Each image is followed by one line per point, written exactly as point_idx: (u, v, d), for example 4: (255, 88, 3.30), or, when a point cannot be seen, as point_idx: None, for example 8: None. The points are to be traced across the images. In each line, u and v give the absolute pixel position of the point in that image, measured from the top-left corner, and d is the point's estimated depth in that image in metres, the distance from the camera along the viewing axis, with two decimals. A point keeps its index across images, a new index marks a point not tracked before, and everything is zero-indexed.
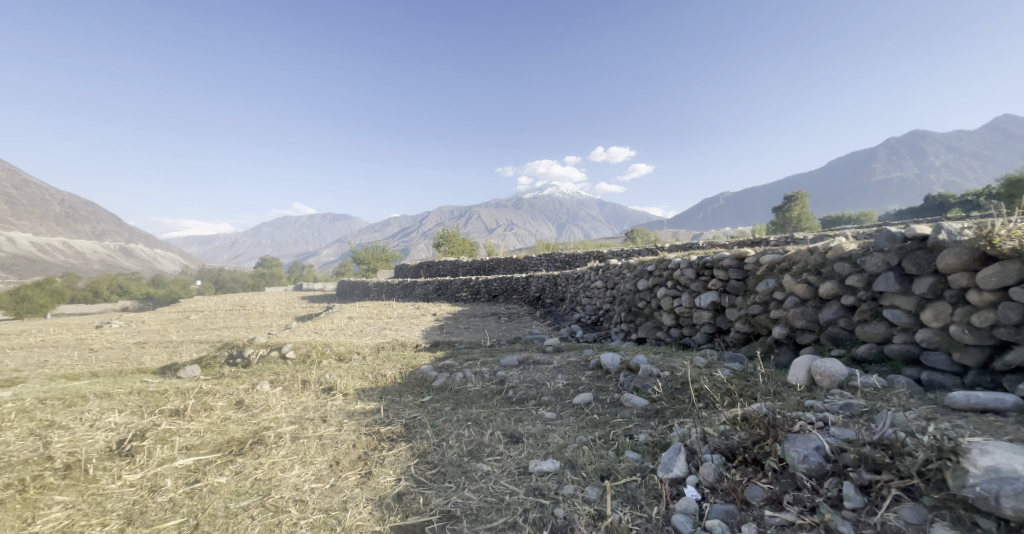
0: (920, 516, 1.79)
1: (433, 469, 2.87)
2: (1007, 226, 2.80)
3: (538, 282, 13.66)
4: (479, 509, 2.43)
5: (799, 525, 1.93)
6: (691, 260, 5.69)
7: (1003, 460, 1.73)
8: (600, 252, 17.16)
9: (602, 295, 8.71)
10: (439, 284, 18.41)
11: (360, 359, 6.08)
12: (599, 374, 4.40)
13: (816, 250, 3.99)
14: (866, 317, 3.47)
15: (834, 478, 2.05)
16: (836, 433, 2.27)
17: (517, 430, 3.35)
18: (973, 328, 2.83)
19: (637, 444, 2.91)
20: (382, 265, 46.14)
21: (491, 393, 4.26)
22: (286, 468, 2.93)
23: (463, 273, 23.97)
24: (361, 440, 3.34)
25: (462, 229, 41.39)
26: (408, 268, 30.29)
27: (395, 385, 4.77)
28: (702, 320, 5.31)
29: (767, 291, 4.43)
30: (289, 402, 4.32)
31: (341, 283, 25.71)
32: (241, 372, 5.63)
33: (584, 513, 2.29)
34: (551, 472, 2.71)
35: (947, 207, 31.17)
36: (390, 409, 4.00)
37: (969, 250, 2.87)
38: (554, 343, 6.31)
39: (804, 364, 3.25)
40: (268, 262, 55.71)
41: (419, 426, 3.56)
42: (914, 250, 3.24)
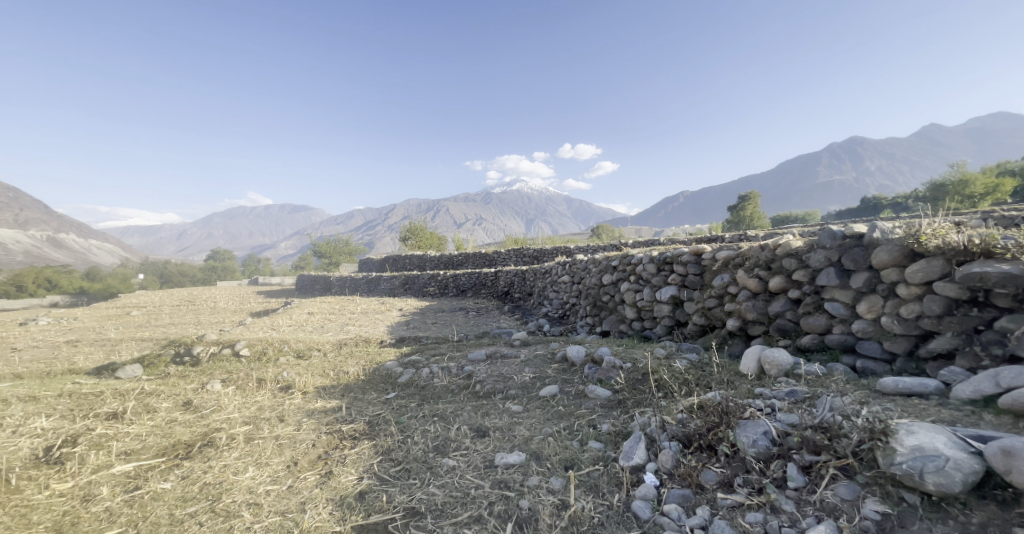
0: (853, 493, 1.94)
1: (397, 466, 2.82)
2: (932, 226, 3.07)
3: (506, 277, 13.69)
4: (444, 504, 2.42)
5: (748, 505, 2.05)
6: (653, 256, 5.88)
7: (926, 439, 1.90)
8: (567, 247, 17.41)
9: (568, 289, 8.85)
10: (405, 279, 18.10)
11: (321, 356, 5.89)
12: (565, 367, 4.46)
13: (766, 246, 4.20)
14: (810, 310, 3.72)
15: (779, 460, 2.19)
16: (782, 418, 2.42)
17: (483, 424, 3.35)
18: (902, 319, 3.08)
19: (600, 434, 2.98)
20: (346, 259, 44.81)
21: (458, 387, 4.24)
22: (239, 470, 2.79)
23: (430, 268, 23.65)
24: (321, 440, 3.24)
25: (429, 223, 40.99)
26: (373, 262, 29.54)
27: (358, 382, 4.64)
28: (662, 313, 5.51)
29: (722, 285, 4.64)
30: (242, 402, 4.12)
31: (301, 277, 24.72)
32: (189, 371, 5.31)
33: (548, 504, 2.32)
34: (516, 465, 2.74)
35: (881, 208, 33.93)
36: (353, 406, 3.90)
37: (899, 247, 3.13)
38: (521, 337, 6.35)
39: (754, 354, 3.43)
40: (222, 255, 52.76)
41: (383, 423, 3.50)
42: (853, 247, 3.50)
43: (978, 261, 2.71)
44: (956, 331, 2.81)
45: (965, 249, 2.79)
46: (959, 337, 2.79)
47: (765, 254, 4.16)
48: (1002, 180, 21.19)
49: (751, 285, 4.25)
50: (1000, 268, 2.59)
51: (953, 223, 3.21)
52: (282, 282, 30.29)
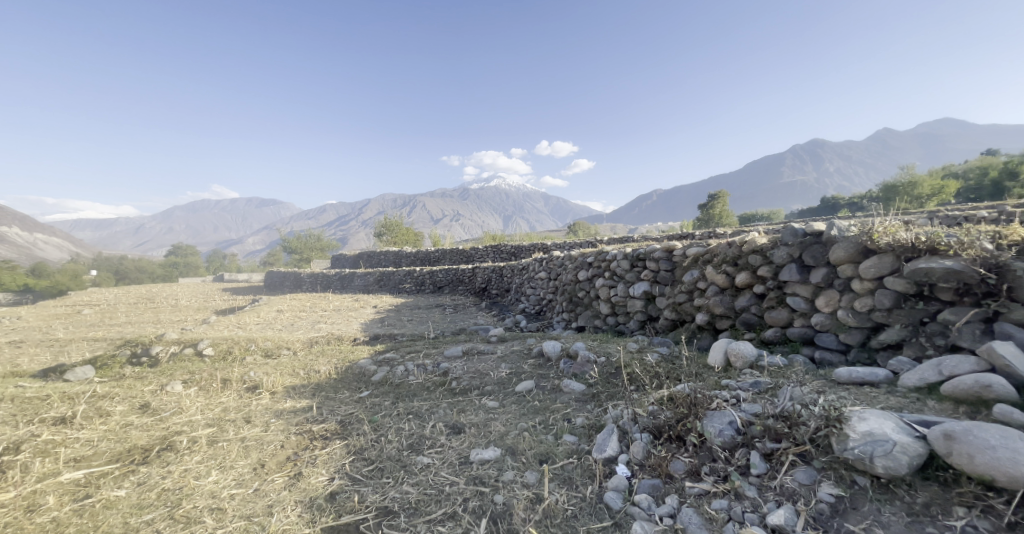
0: (810, 477, 2.03)
1: (370, 466, 2.78)
2: (884, 225, 3.25)
3: (483, 274, 13.66)
4: (418, 502, 2.40)
5: (713, 493, 2.12)
6: (627, 252, 5.99)
7: (875, 425, 2.02)
8: (544, 244, 17.54)
9: (545, 286, 8.91)
10: (380, 276, 17.81)
11: (291, 355, 5.72)
12: (541, 362, 4.50)
13: (733, 243, 4.35)
14: (774, 304, 3.88)
15: (743, 449, 2.28)
16: (746, 408, 2.52)
17: (459, 421, 3.34)
18: (856, 312, 3.25)
19: (574, 428, 3.02)
20: (317, 255, 43.60)
21: (434, 385, 4.21)
22: (200, 475, 2.68)
23: (406, 264, 23.35)
24: (290, 441, 3.15)
25: (405, 218, 40.45)
26: (347, 258, 28.91)
27: (330, 381, 4.54)
28: (636, 308, 5.62)
29: (692, 281, 4.79)
30: (205, 403, 3.95)
31: (270, 273, 23.86)
32: (147, 372, 5.05)
33: (523, 498, 2.34)
34: (491, 460, 2.74)
35: (839, 207, 35.85)
36: (325, 406, 3.81)
37: (854, 244, 3.30)
38: (498, 333, 6.35)
39: (721, 347, 3.55)
40: (183, 250, 50.29)
41: (356, 422, 3.43)
42: (812, 244, 3.67)
43: (924, 257, 2.89)
44: (903, 323, 2.98)
45: (912, 246, 2.96)
46: (906, 329, 2.95)
47: (732, 251, 4.32)
48: (946, 182, 22.76)
49: (719, 281, 4.40)
50: (943, 264, 2.76)
51: (903, 222, 3.40)
52: (250, 279, 29.24)
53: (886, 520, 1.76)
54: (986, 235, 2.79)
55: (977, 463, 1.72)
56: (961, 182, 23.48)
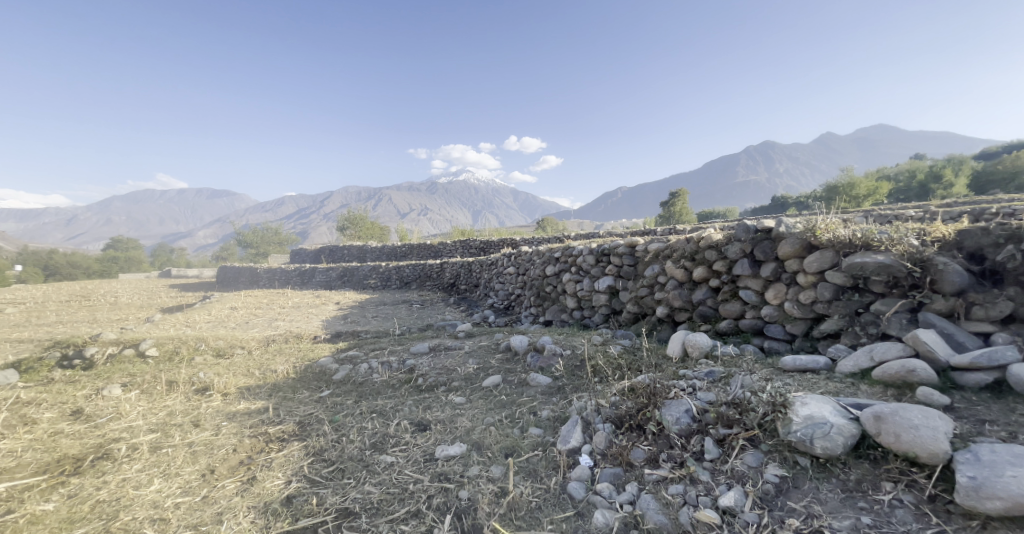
0: (758, 460, 2.15)
1: (330, 467, 2.69)
2: (826, 223, 3.47)
3: (451, 270, 13.52)
4: (380, 502, 2.36)
5: (670, 479, 2.21)
6: (592, 248, 6.10)
7: (816, 409, 2.16)
8: (513, 239, 17.56)
9: (514, 281, 8.93)
10: (344, 272, 17.27)
11: (246, 354, 5.44)
12: (508, 356, 4.51)
13: (691, 239, 4.52)
14: (727, 297, 4.08)
15: (698, 435, 2.39)
16: (701, 396, 2.63)
17: (424, 418, 3.30)
18: (800, 304, 3.46)
19: (540, 420, 3.06)
20: (275, 250, 41.65)
21: (399, 382, 4.13)
22: (141, 484, 2.51)
23: (370, 260, 22.73)
24: (243, 444, 3.00)
25: (369, 212, 39.43)
26: (307, 253, 27.76)
27: (288, 381, 4.35)
28: (600, 302, 5.74)
29: (653, 275, 4.95)
30: (148, 407, 3.69)
31: (222, 268, 22.50)
32: (81, 376, 4.65)
33: (488, 492, 2.34)
34: (457, 456, 2.73)
35: (787, 205, 38.04)
36: (281, 407, 3.64)
37: (800, 240, 3.51)
38: (466, 329, 6.31)
39: (679, 338, 3.69)
40: (124, 243, 46.59)
41: (316, 423, 3.31)
42: (762, 239, 3.87)
43: (860, 253, 3.11)
44: (841, 313, 3.20)
45: (850, 241, 3.18)
46: (843, 319, 3.18)
47: (690, 246, 4.49)
48: (880, 183, 24.62)
49: (678, 275, 4.58)
50: (876, 258, 2.99)
51: (842, 220, 3.65)
52: (200, 274, 27.56)
53: (824, 496, 1.90)
54: (914, 232, 3.04)
55: (902, 441, 1.87)
56: (893, 184, 25.49)
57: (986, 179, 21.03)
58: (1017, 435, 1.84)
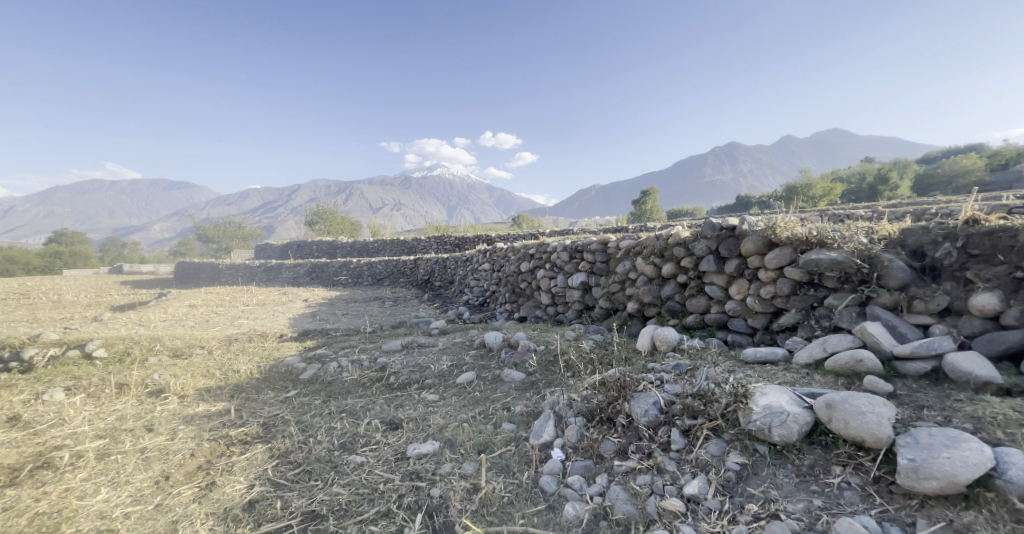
0: (721, 449, 2.23)
1: (296, 469, 2.61)
2: (785, 221, 3.63)
3: (425, 266, 13.34)
4: (349, 503, 2.30)
5: (639, 469, 2.27)
6: (566, 244, 6.16)
7: (774, 399, 2.25)
8: (489, 235, 17.53)
9: (488, 277, 8.91)
10: (313, 268, 16.77)
11: (206, 354, 5.19)
12: (482, 352, 4.50)
13: (660, 236, 4.64)
14: (694, 293, 4.21)
15: (665, 426, 2.46)
16: (668, 389, 2.71)
17: (396, 416, 3.25)
18: (761, 298, 3.62)
19: (513, 416, 3.06)
20: (238, 245, 39.89)
21: (370, 381, 4.04)
22: (86, 494, 2.35)
23: (340, 256, 22.15)
24: (202, 448, 2.86)
25: (339, 206, 38.37)
26: (273, 248, 26.76)
27: (252, 381, 4.19)
28: (573, 298, 5.81)
29: (624, 271, 5.05)
30: (96, 412, 3.46)
31: (180, 264, 21.31)
32: (19, 380, 4.30)
33: (460, 489, 2.33)
34: (429, 454, 2.70)
35: (750, 204, 39.70)
36: (244, 408, 3.50)
37: (761, 238, 3.66)
38: (440, 326, 6.24)
39: (648, 333, 3.79)
40: (68, 237, 43.48)
41: (281, 424, 3.19)
42: (727, 237, 4.01)
43: (815, 250, 3.27)
44: (798, 307, 3.36)
45: (806, 239, 3.34)
46: (800, 313, 3.34)
47: (659, 243, 4.60)
48: (834, 185, 25.96)
49: (648, 271, 4.69)
50: (830, 255, 3.15)
51: (800, 218, 3.83)
52: (156, 270, 26.10)
53: (781, 481, 1.99)
54: (863, 231, 3.22)
55: (850, 427, 1.99)
56: (847, 186, 26.92)
57: (927, 182, 22.72)
58: (951, 419, 1.98)
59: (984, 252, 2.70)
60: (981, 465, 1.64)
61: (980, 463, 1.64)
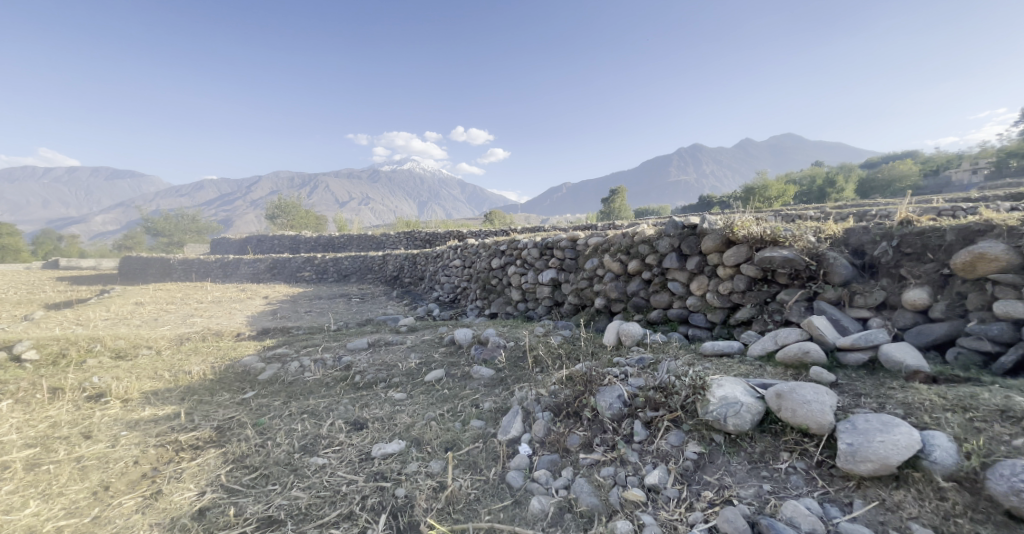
0: (680, 439, 2.31)
1: (252, 474, 2.50)
2: (742, 220, 3.79)
3: (394, 262, 13.06)
4: (309, 507, 2.23)
5: (603, 461, 2.32)
6: (536, 241, 6.19)
7: (729, 390, 2.35)
8: (459, 231, 17.39)
9: (459, 274, 8.83)
10: (274, 264, 16.10)
11: (154, 355, 4.87)
12: (452, 349, 4.46)
13: (627, 234, 4.75)
14: (658, 289, 4.34)
15: (629, 419, 2.52)
16: (632, 382, 2.79)
17: (361, 416, 3.16)
18: (720, 294, 3.77)
19: (482, 412, 3.05)
20: (191, 239, 37.65)
21: (334, 380, 3.92)
22: (11, 509, 2.17)
23: (304, 251, 21.36)
24: (147, 454, 2.69)
25: (303, 200, 36.91)
26: (230, 243, 25.44)
27: (205, 382, 3.96)
28: (543, 294, 5.86)
29: (592, 268, 5.13)
30: (25, 419, 3.18)
31: (124, 258, 19.82)
32: None
33: (426, 488, 2.30)
34: (395, 454, 2.64)
35: (712, 205, 41.26)
36: (196, 411, 3.31)
37: (720, 236, 3.80)
38: (408, 323, 6.13)
39: (614, 328, 3.86)
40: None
41: (237, 427, 3.05)
42: (689, 235, 4.15)
43: (769, 247, 3.43)
44: (753, 302, 3.52)
45: (761, 237, 3.50)
46: (755, 308, 3.50)
47: (626, 241, 4.71)
48: (788, 188, 27.38)
49: (614, 268, 4.78)
50: (782, 253, 3.30)
51: (756, 217, 4.01)
52: (98, 265, 24.26)
53: (734, 468, 2.08)
54: (812, 230, 3.40)
55: (797, 415, 2.11)
56: (800, 188, 28.44)
57: (869, 186, 24.45)
58: (885, 405, 2.13)
59: (916, 250, 2.91)
60: (911, 448, 1.77)
61: (910, 445, 1.77)
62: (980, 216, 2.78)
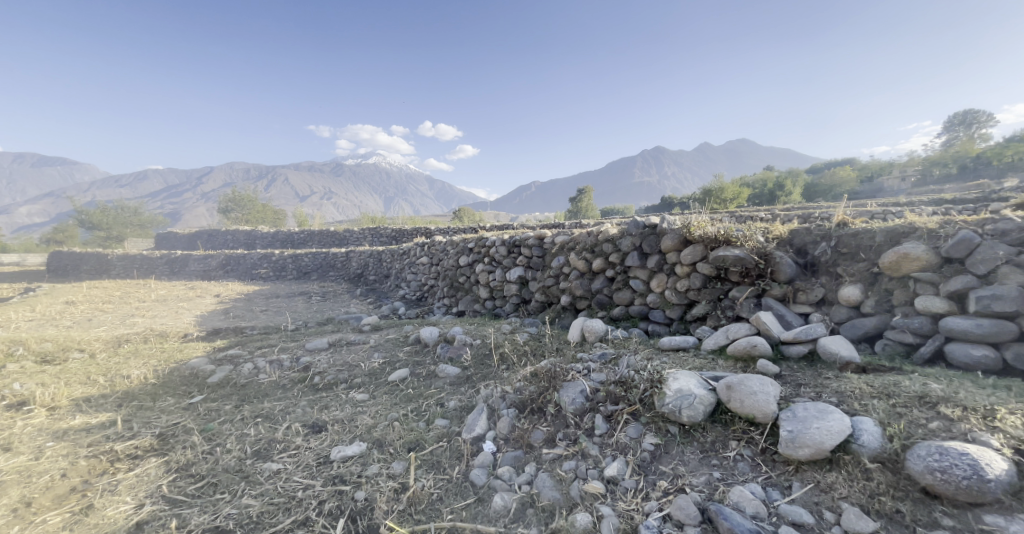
0: (638, 431, 2.38)
1: (198, 482, 2.36)
2: (698, 221, 3.95)
3: (358, 259, 12.69)
4: (261, 515, 2.13)
5: (565, 455, 2.36)
6: (504, 239, 6.19)
7: (683, 383, 2.45)
8: (426, 228, 17.16)
9: (426, 271, 8.69)
10: (227, 260, 15.24)
11: (87, 358, 4.49)
12: (417, 348, 4.39)
13: (591, 233, 4.85)
14: (621, 287, 4.46)
15: (590, 413, 2.58)
16: (594, 377, 2.85)
17: (321, 418, 3.05)
18: (677, 291, 3.91)
19: (447, 411, 3.02)
20: (132, 233, 34.91)
21: (292, 381, 3.77)
22: None
23: (261, 247, 20.35)
24: (77, 466, 2.47)
25: (259, 193, 35.11)
26: (178, 238, 23.82)
27: (147, 387, 3.70)
28: (511, 292, 5.87)
29: (558, 267, 5.20)
30: None
31: (52, 253, 18.04)
32: None
33: (387, 490, 2.25)
34: (355, 456, 2.57)
35: (673, 205, 42.86)
36: (136, 419, 3.08)
37: (678, 235, 3.95)
38: (372, 322, 5.97)
39: (578, 325, 3.93)
40: None
41: (182, 434, 2.86)
42: (649, 235, 4.29)
43: (722, 246, 3.59)
44: (708, 298, 3.69)
45: (715, 237, 3.66)
46: (709, 304, 3.67)
47: (590, 240, 4.80)
48: (742, 190, 28.83)
49: (579, 265, 4.87)
50: (734, 251, 3.47)
51: (711, 218, 4.20)
52: (21, 261, 22.00)
53: (687, 457, 2.18)
54: (761, 231, 3.60)
55: (745, 405, 2.23)
56: (753, 191, 29.98)
57: (815, 190, 26.15)
58: (822, 394, 2.29)
59: (851, 250, 3.14)
60: (842, 433, 1.92)
61: (841, 430, 1.92)
62: (906, 220, 3.04)
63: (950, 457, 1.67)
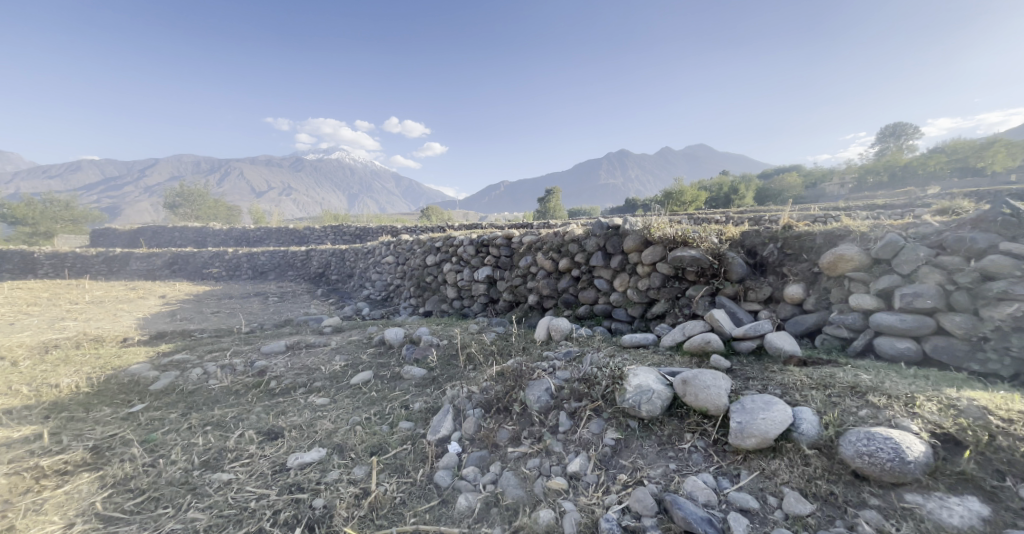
0: (600, 426, 2.44)
1: (139, 497, 2.20)
2: (658, 223, 4.09)
3: (319, 258, 12.24)
4: (210, 528, 2.02)
5: (529, 453, 2.38)
6: (472, 238, 6.15)
7: (643, 379, 2.53)
8: (392, 227, 16.79)
9: (392, 271, 8.51)
10: (174, 258, 14.26)
11: (9, 367, 4.07)
12: (381, 349, 4.29)
13: (558, 233, 4.91)
14: (586, 286, 4.54)
15: (555, 410, 2.61)
16: (559, 375, 2.89)
17: (277, 424, 2.92)
18: (639, 291, 4.03)
19: (411, 413, 2.97)
20: (64, 229, 31.97)
21: (247, 387, 3.58)
22: None
23: (213, 246, 19.21)
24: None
25: (210, 188, 33.12)
26: (117, 235, 22.04)
27: (79, 397, 3.40)
28: (479, 291, 5.85)
29: (526, 266, 5.23)
30: None
31: None
32: None
33: (347, 496, 2.19)
34: (314, 462, 2.48)
35: (635, 207, 44.18)
36: (67, 431, 2.83)
37: (640, 236, 4.07)
38: (334, 323, 5.76)
39: (544, 323, 3.97)
40: None
41: (121, 446, 2.65)
42: (613, 235, 4.40)
43: (680, 247, 3.73)
44: (667, 297, 3.83)
45: (673, 238, 3.81)
46: (668, 302, 3.81)
47: (557, 240, 4.87)
48: (700, 193, 30.10)
49: (546, 265, 4.92)
50: (690, 252, 3.62)
51: (671, 219, 4.35)
52: None
53: (646, 451, 2.25)
54: (715, 231, 3.77)
55: (699, 399, 2.33)
56: (710, 194, 31.41)
57: (765, 194, 27.71)
58: (767, 386, 2.44)
59: (795, 251, 3.36)
60: (785, 422, 2.05)
61: (784, 420, 2.05)
62: (843, 223, 3.29)
63: (877, 442, 1.82)
